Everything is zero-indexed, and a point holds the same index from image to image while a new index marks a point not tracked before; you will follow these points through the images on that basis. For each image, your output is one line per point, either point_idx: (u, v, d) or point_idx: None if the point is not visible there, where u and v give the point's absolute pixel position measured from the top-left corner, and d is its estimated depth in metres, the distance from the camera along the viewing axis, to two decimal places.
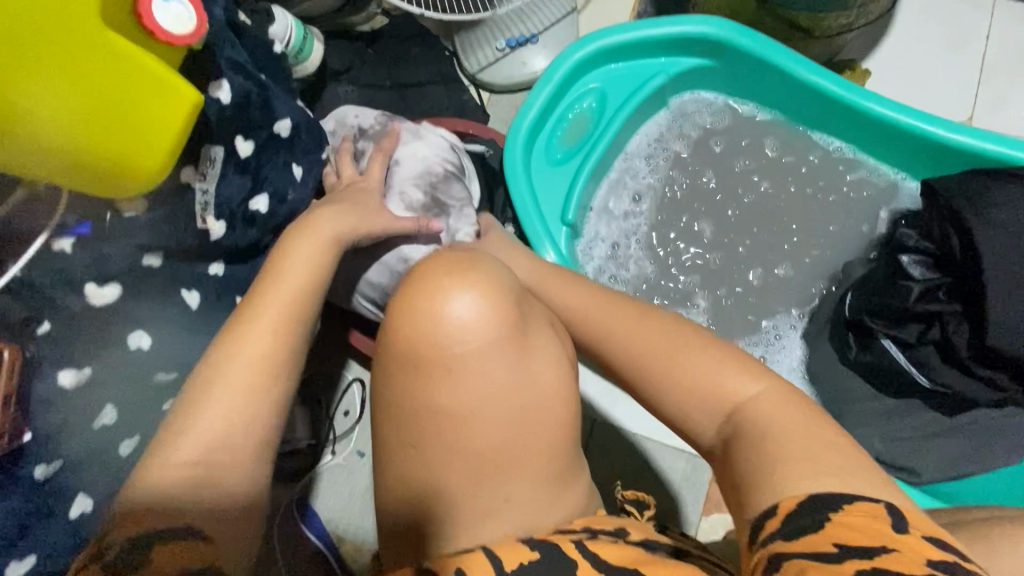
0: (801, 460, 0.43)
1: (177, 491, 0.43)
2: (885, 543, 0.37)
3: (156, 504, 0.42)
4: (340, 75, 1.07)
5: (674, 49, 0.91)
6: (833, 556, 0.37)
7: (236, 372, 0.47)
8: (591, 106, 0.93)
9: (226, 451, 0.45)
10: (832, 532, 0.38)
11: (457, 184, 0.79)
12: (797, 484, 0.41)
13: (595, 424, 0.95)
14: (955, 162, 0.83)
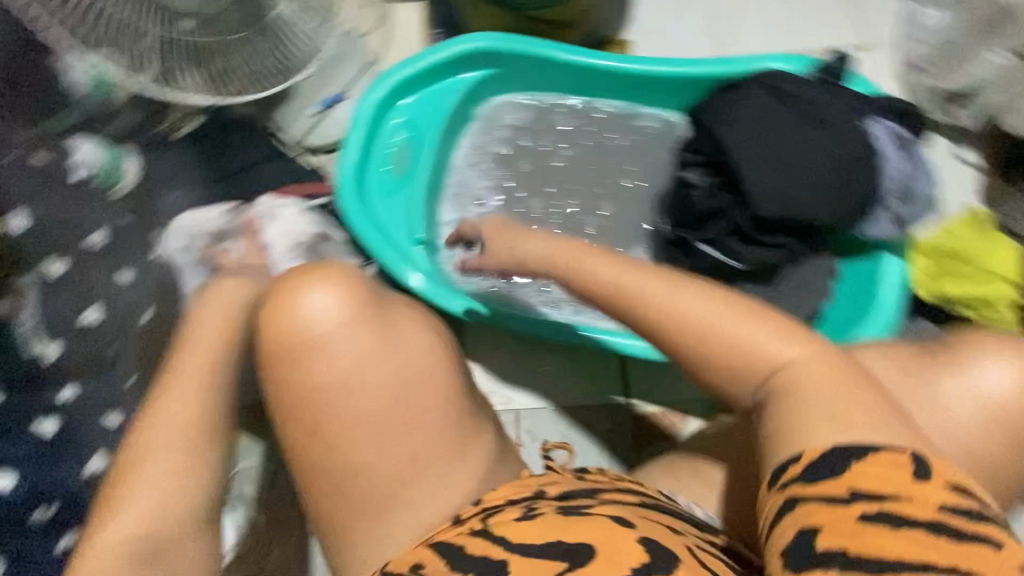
0: (841, 416, 0.50)
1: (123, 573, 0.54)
2: (901, 491, 0.46)
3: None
4: (168, 183, 1.10)
5: (459, 68, 1.03)
6: (846, 499, 0.46)
7: (157, 458, 0.58)
8: (407, 136, 1.02)
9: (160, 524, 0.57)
10: (852, 482, 0.46)
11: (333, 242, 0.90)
12: (813, 435, 0.49)
13: (517, 415, 1.06)
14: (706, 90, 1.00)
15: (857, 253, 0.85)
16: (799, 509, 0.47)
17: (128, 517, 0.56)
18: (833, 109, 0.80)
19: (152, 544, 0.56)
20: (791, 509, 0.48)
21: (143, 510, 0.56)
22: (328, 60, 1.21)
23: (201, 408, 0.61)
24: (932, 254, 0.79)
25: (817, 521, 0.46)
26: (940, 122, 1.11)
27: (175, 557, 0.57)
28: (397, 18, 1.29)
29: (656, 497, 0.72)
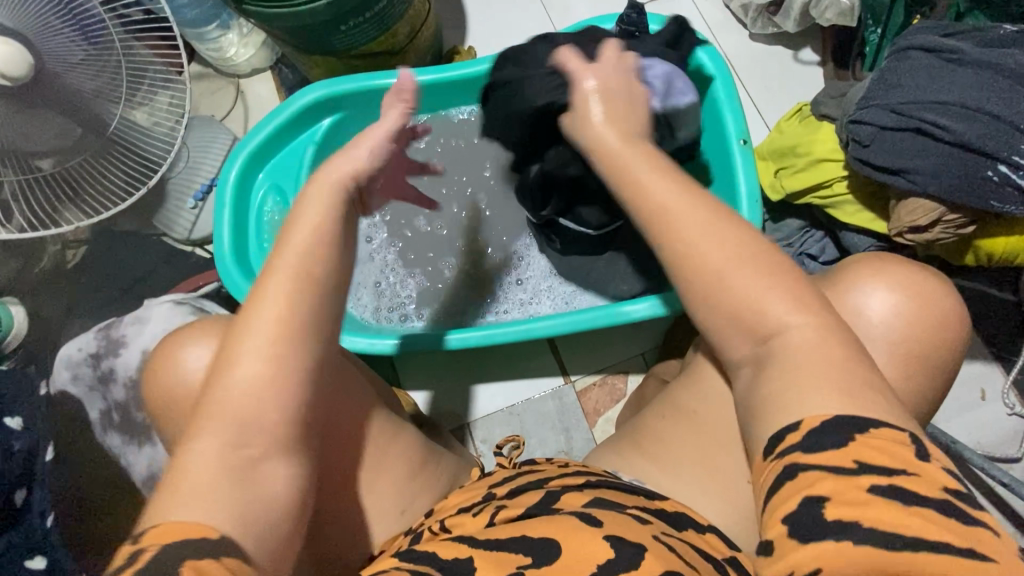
0: (834, 386, 0.51)
1: (217, 501, 0.45)
2: (904, 466, 0.47)
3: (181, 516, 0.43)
4: (69, 315, 1.12)
5: (307, 122, 1.05)
6: (852, 470, 0.48)
7: (239, 383, 0.49)
8: (276, 200, 1.03)
9: (259, 439, 0.49)
10: (860, 452, 0.48)
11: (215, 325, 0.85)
12: (808, 404, 0.51)
13: (469, 426, 1.08)
14: None
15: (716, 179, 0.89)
16: (793, 479, 0.49)
17: (216, 424, 0.48)
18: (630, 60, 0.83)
19: (241, 436, 0.48)
20: (789, 477, 0.50)
21: (234, 406, 0.49)
22: (193, 151, 1.24)
23: (301, 293, 0.52)
24: (772, 156, 0.82)
25: (816, 492, 0.48)
26: (769, 32, 1.17)
27: (266, 468, 0.49)
28: (252, 95, 1.35)
29: (602, 475, 0.73)
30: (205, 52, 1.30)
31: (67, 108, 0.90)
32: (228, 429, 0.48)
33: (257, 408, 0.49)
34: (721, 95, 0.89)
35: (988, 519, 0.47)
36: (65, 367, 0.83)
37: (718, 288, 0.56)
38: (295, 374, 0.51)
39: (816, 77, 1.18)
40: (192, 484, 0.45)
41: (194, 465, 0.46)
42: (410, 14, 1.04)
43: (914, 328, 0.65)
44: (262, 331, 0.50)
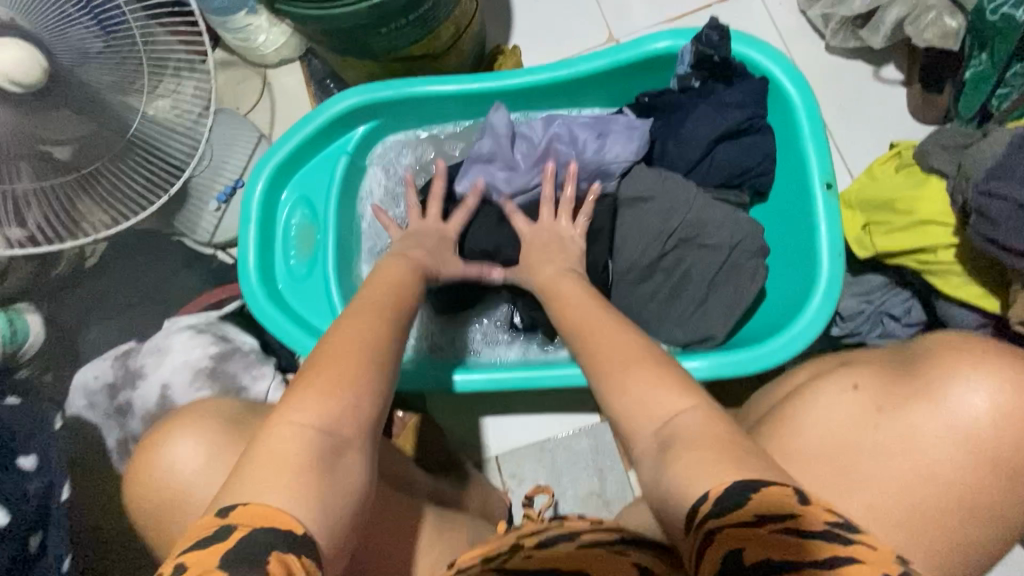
0: (721, 448, 0.45)
1: (297, 488, 0.46)
2: (792, 510, 0.40)
3: (261, 491, 0.45)
4: (87, 321, 1.09)
5: (339, 131, 0.97)
6: (752, 522, 0.39)
7: (310, 384, 0.51)
8: (304, 214, 0.96)
9: (349, 421, 0.51)
10: (757, 504, 0.40)
11: (233, 356, 0.79)
12: (715, 468, 0.43)
13: (497, 460, 1.03)
14: (599, 87, 0.94)
15: (782, 222, 0.82)
16: (711, 542, 0.40)
17: (301, 410, 0.49)
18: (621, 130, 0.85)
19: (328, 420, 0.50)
20: (707, 547, 0.40)
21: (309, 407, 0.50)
22: (215, 149, 1.17)
23: (379, 324, 0.59)
24: (863, 207, 0.73)
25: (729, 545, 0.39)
26: (850, 46, 1.05)
27: (347, 459, 0.50)
28: (279, 87, 1.27)
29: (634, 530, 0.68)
30: (231, 41, 1.21)
31: (84, 106, 0.79)
32: (313, 418, 0.49)
33: (315, 402, 0.50)
34: (807, 127, 0.77)
35: (863, 540, 0.40)
36: (80, 395, 0.79)
37: (628, 387, 0.52)
38: (353, 387, 0.52)
39: (899, 97, 1.07)
40: (272, 468, 0.46)
41: (282, 446, 0.47)
42: (456, 14, 0.94)
43: (993, 432, 0.58)
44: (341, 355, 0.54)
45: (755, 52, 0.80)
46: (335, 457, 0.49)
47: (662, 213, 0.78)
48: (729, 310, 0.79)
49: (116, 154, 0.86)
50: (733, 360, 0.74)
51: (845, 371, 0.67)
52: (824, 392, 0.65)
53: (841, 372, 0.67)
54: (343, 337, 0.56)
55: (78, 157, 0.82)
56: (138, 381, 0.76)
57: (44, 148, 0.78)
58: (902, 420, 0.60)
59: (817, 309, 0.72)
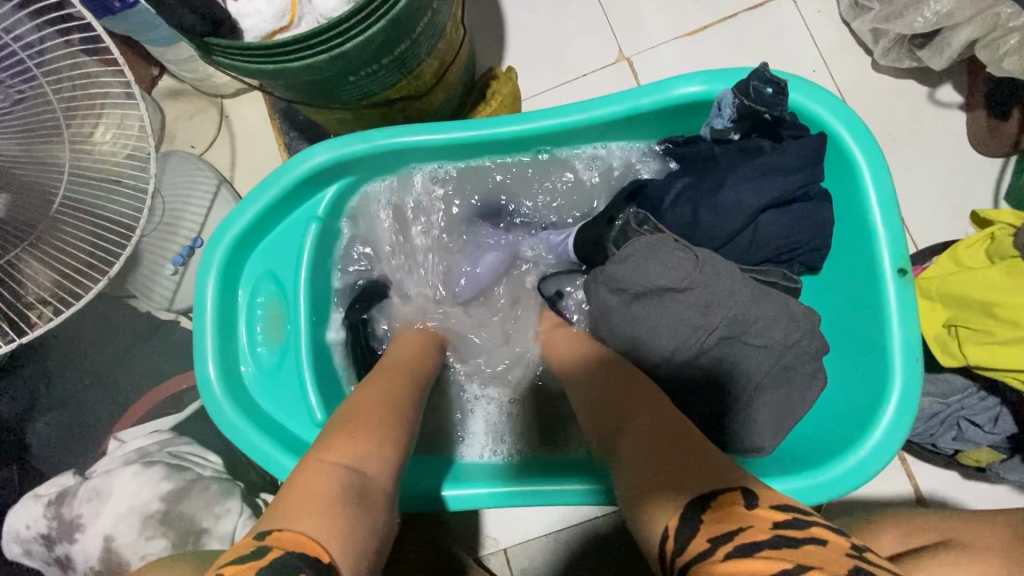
0: (663, 454, 0.48)
1: (329, 501, 0.42)
2: (740, 523, 0.41)
3: (295, 512, 0.41)
4: (35, 410, 0.96)
5: (306, 193, 0.82)
6: (706, 551, 0.40)
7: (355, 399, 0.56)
8: (272, 295, 0.82)
9: (374, 461, 0.48)
10: (706, 527, 0.41)
11: (187, 493, 0.66)
12: (663, 485, 0.46)
13: (507, 553, 0.92)
14: (613, 135, 0.79)
15: (839, 310, 0.69)
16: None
17: (340, 447, 0.47)
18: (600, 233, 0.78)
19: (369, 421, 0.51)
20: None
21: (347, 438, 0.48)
22: (167, 201, 1.01)
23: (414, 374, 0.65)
24: (947, 302, 0.60)
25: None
26: (903, 66, 0.89)
27: (375, 498, 0.46)
28: (239, 120, 1.10)
29: None
30: (178, 70, 1.04)
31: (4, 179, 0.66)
32: (353, 443, 0.48)
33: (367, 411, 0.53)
34: (874, 196, 0.64)
35: (817, 531, 0.41)
36: (14, 543, 0.67)
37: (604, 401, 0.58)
38: (382, 428, 0.52)
39: (957, 123, 0.92)
40: (307, 492, 0.42)
41: (320, 479, 0.44)
42: (440, 47, 0.78)
43: None
44: (372, 402, 0.55)
45: (810, 102, 0.65)
46: (363, 491, 0.45)
47: (700, 307, 0.64)
48: (781, 419, 0.66)
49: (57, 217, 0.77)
50: (791, 489, 0.62)
51: (956, 559, 0.55)
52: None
53: (950, 559, 0.55)
54: (388, 374, 0.63)
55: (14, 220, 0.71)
56: (77, 532, 0.64)
57: None
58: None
59: (890, 425, 0.60)
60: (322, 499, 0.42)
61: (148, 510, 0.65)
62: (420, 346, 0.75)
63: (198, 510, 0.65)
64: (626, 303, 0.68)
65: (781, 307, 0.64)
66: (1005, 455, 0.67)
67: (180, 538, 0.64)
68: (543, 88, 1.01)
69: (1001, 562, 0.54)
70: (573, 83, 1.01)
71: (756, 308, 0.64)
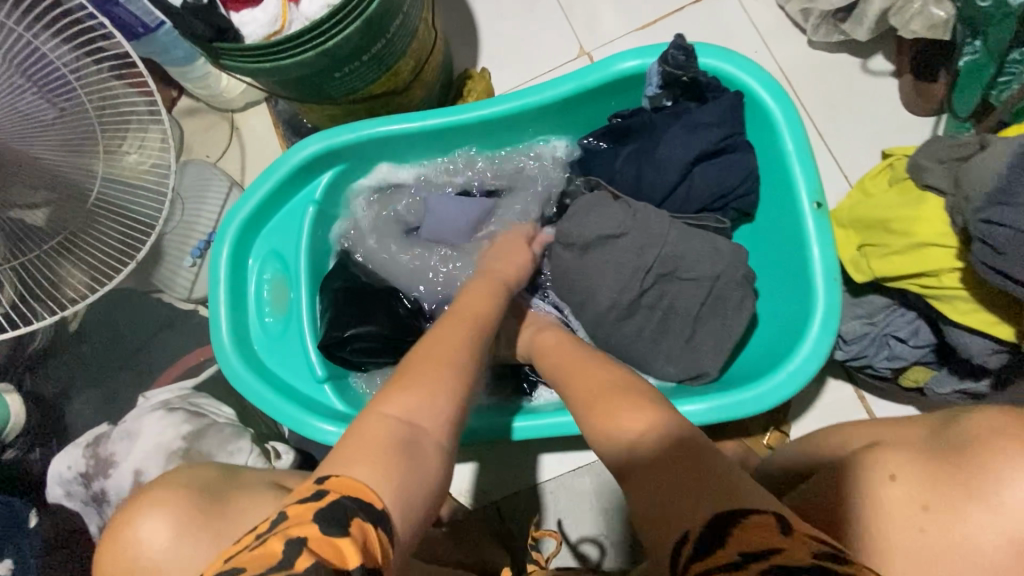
0: (686, 481, 0.47)
1: (382, 451, 0.46)
2: (774, 542, 0.40)
3: (348, 464, 0.45)
4: (71, 391, 1.07)
5: (304, 179, 0.93)
6: (735, 564, 0.40)
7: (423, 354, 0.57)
8: (276, 270, 0.93)
9: (425, 417, 0.51)
10: (737, 543, 0.41)
11: (205, 433, 0.76)
12: (692, 505, 0.45)
13: (498, 506, 0.99)
14: (569, 113, 0.89)
15: (770, 247, 0.77)
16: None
17: (397, 401, 0.50)
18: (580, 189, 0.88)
19: (434, 387, 0.53)
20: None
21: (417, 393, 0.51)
22: (186, 202, 1.13)
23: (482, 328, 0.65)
24: (855, 227, 0.68)
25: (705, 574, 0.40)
26: (834, 40, 0.99)
27: (428, 456, 0.49)
28: (247, 131, 1.24)
29: None
30: (194, 89, 1.19)
31: (49, 180, 0.79)
32: (417, 402, 0.51)
33: (417, 372, 0.54)
34: (788, 142, 0.72)
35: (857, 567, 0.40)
36: (57, 484, 0.77)
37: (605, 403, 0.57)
38: (445, 384, 0.54)
39: (891, 89, 1.01)
40: (370, 443, 0.47)
41: (377, 430, 0.48)
42: (413, 47, 0.90)
43: None
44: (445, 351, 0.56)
45: (727, 66, 0.75)
46: (413, 450, 0.48)
47: (638, 248, 0.74)
48: (721, 342, 0.75)
49: (86, 220, 0.89)
50: (730, 401, 0.69)
51: (883, 456, 0.57)
52: (864, 484, 0.56)
53: (878, 455, 0.57)
54: (455, 325, 0.63)
55: (52, 219, 0.83)
56: (110, 469, 0.74)
57: (18, 217, 0.79)
58: (955, 528, 0.50)
59: (816, 337, 0.67)
60: (380, 452, 0.46)
61: (171, 447, 0.74)
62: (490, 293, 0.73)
63: (214, 446, 0.75)
64: (580, 251, 0.77)
65: (712, 240, 0.73)
66: (936, 369, 0.73)
67: None
68: (514, 84, 1.13)
69: (923, 455, 0.55)
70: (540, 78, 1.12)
71: (688, 244, 0.73)
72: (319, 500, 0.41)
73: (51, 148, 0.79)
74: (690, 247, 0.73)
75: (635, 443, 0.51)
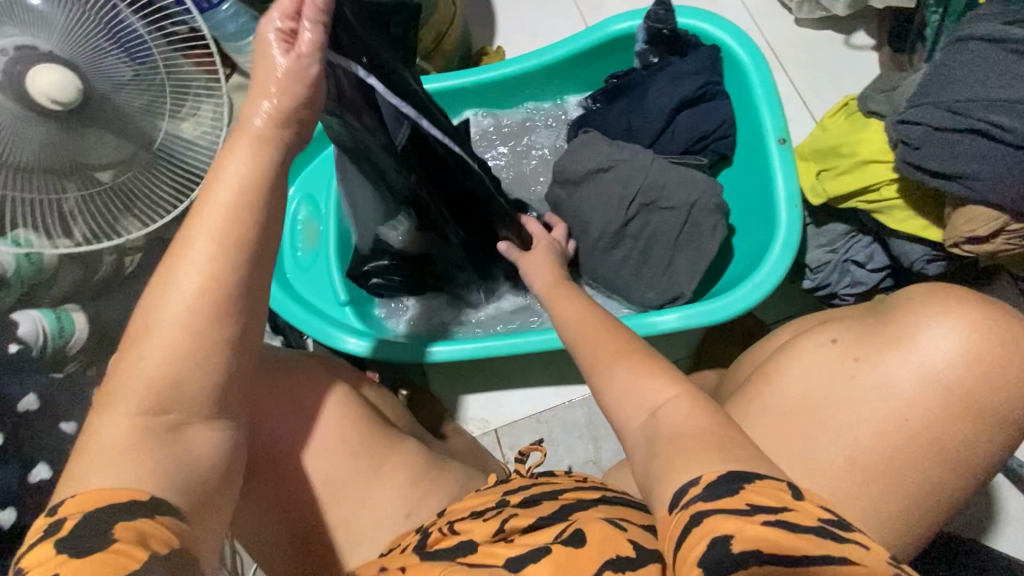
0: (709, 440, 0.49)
1: (132, 452, 0.43)
2: (784, 504, 0.44)
3: (102, 474, 0.41)
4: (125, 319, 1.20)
5: None
6: (745, 512, 0.43)
7: (172, 314, 0.44)
8: (309, 209, 1.06)
9: (183, 402, 0.45)
10: (746, 494, 0.44)
11: None
12: (700, 461, 0.47)
13: (496, 434, 1.08)
14: (572, 75, 1.00)
15: (744, 184, 0.86)
16: (699, 524, 0.43)
17: (127, 395, 0.43)
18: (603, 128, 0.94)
19: (168, 391, 0.44)
20: (693, 522, 0.43)
21: (152, 371, 0.44)
22: None
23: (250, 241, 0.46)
24: (814, 157, 0.76)
25: (722, 528, 0.42)
26: (817, 17, 1.09)
27: (193, 432, 0.46)
28: None
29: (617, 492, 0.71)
30: (244, 65, 1.35)
31: (123, 129, 0.75)
32: (147, 392, 0.44)
33: (160, 356, 0.44)
34: (758, 88, 0.82)
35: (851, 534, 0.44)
36: None
37: (614, 371, 0.57)
38: (199, 357, 0.45)
39: (871, 62, 1.09)
40: (106, 450, 0.42)
41: (117, 431, 0.43)
42: (435, 18, 1.03)
43: (957, 370, 0.59)
44: (183, 298, 0.44)
45: (706, 25, 0.85)
46: (174, 434, 0.45)
47: (622, 180, 0.84)
48: (695, 266, 0.84)
49: (141, 168, 0.80)
50: (699, 310, 0.77)
51: (824, 328, 0.67)
52: (805, 347, 0.66)
53: (822, 328, 0.67)
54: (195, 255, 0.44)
55: (120, 174, 0.79)
56: None
57: (88, 169, 0.76)
58: (879, 369, 0.61)
59: (779, 252, 0.76)
60: (120, 453, 0.42)
61: None
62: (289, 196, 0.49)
63: None
64: (571, 188, 0.88)
65: (692, 172, 0.82)
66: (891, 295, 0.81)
67: None
68: None
69: (852, 326, 0.65)
70: None
71: (665, 175, 0.82)
72: (59, 527, 0.39)
73: (132, 100, 0.75)
74: (667, 177, 0.82)
75: (660, 403, 0.53)
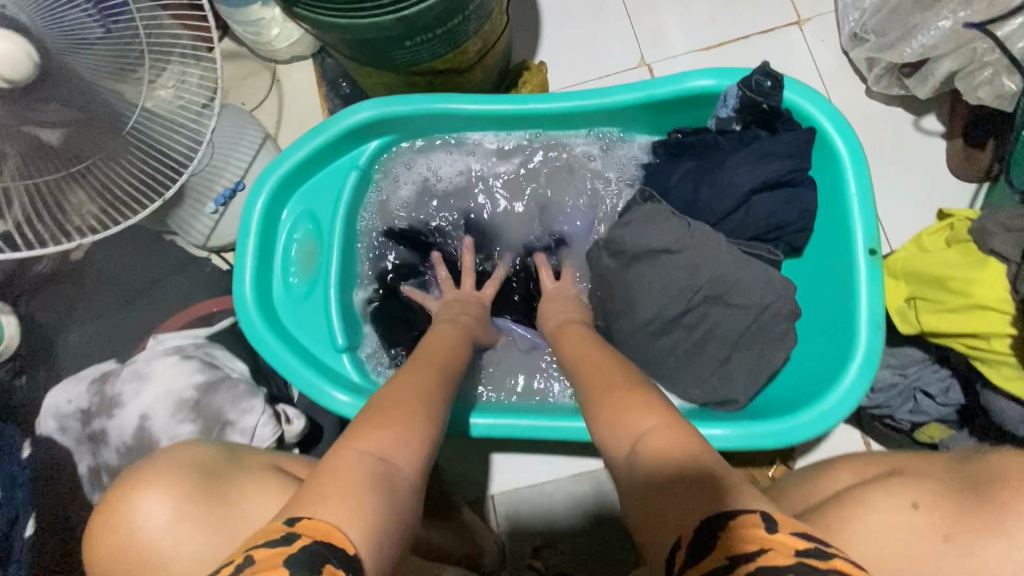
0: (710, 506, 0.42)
1: (360, 488, 0.46)
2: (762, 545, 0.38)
3: (331, 512, 0.44)
4: (69, 321, 1.03)
5: (351, 144, 0.91)
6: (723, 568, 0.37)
7: (414, 398, 0.57)
8: (308, 230, 0.90)
9: (403, 457, 0.51)
10: (727, 546, 0.38)
11: (222, 386, 0.73)
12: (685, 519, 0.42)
13: (491, 499, 0.98)
14: (635, 122, 0.88)
15: (817, 287, 0.77)
16: None
17: (372, 436, 0.51)
18: (671, 192, 0.83)
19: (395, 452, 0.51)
20: None
21: (389, 423, 0.53)
22: (217, 147, 1.07)
23: (449, 375, 0.65)
24: (909, 279, 0.68)
25: None
26: (894, 94, 1.00)
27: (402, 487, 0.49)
28: (289, 85, 1.20)
29: None
30: (240, 33, 1.15)
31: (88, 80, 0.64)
32: (388, 435, 0.52)
33: (402, 425, 0.53)
34: (853, 186, 0.73)
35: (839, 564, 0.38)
36: (51, 417, 0.74)
37: None
38: (415, 432, 0.54)
39: (938, 150, 1.02)
40: (345, 477, 0.47)
41: (352, 466, 0.48)
42: (485, 29, 0.87)
43: None
44: (409, 397, 0.57)
45: (805, 102, 0.75)
46: (389, 484, 0.48)
47: (688, 267, 0.74)
48: (752, 372, 0.75)
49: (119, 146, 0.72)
50: (758, 432, 0.69)
51: (899, 482, 0.54)
52: (878, 503, 0.53)
53: (895, 483, 0.54)
54: (422, 367, 0.65)
55: (70, 147, 0.67)
56: (112, 409, 0.71)
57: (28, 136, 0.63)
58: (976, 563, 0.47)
59: (854, 380, 0.68)
60: (352, 490, 0.46)
61: (182, 397, 0.72)
62: (455, 332, 0.77)
63: (224, 405, 0.72)
64: (624, 262, 0.77)
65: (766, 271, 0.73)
66: (955, 429, 0.73)
67: (221, 424, 0.71)
68: (570, 84, 1.12)
69: (945, 484, 0.52)
70: (597, 82, 1.11)
71: (734, 268, 0.73)
72: (287, 543, 0.40)
73: (88, 63, 0.64)
74: (736, 272, 0.73)
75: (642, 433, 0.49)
